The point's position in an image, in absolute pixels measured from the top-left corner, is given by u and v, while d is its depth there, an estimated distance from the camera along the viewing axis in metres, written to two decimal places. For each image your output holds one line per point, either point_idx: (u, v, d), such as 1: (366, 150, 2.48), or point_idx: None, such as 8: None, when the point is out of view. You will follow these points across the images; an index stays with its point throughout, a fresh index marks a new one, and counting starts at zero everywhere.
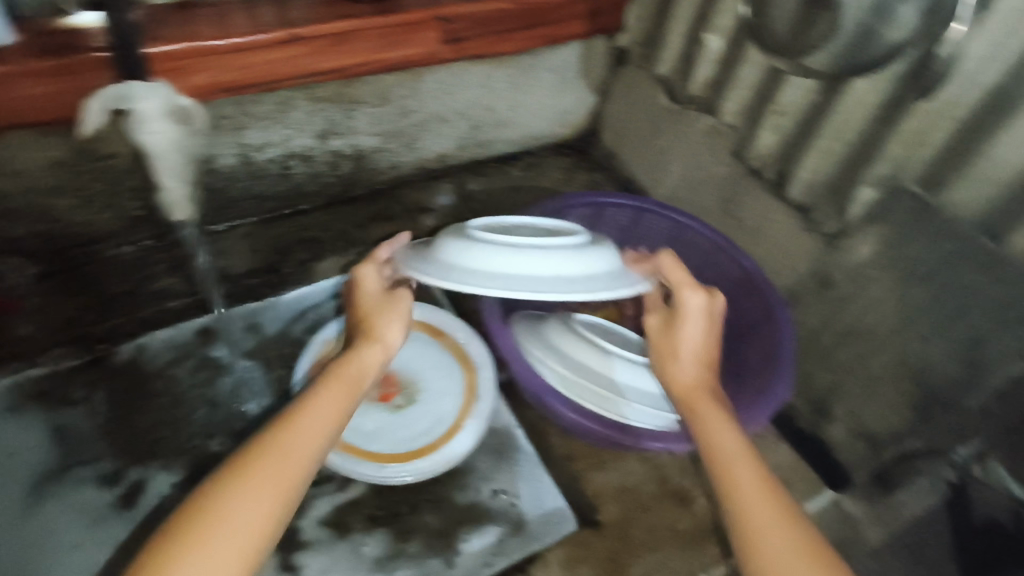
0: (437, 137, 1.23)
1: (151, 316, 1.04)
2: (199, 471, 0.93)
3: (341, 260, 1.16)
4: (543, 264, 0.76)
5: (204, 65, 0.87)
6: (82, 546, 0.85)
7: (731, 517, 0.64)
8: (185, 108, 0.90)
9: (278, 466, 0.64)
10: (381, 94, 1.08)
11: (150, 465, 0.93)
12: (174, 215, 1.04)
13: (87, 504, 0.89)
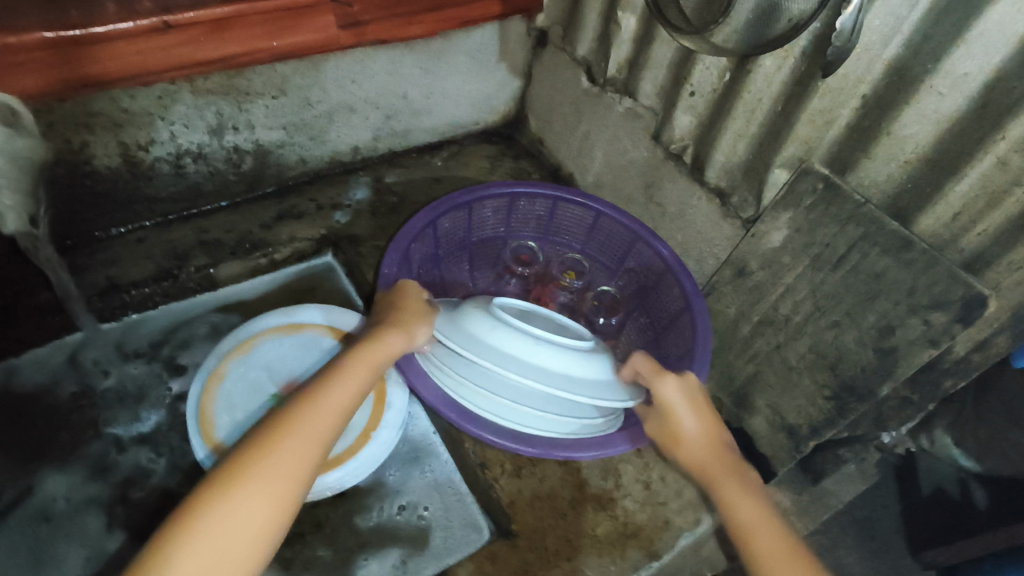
0: (348, 129, 1.16)
1: (32, 334, 0.95)
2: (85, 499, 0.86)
3: (246, 264, 1.07)
4: (557, 360, 0.77)
5: (60, 58, 0.78)
6: None
7: None
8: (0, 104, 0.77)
9: (294, 450, 0.64)
10: (276, 84, 1.01)
11: (30, 495, 0.86)
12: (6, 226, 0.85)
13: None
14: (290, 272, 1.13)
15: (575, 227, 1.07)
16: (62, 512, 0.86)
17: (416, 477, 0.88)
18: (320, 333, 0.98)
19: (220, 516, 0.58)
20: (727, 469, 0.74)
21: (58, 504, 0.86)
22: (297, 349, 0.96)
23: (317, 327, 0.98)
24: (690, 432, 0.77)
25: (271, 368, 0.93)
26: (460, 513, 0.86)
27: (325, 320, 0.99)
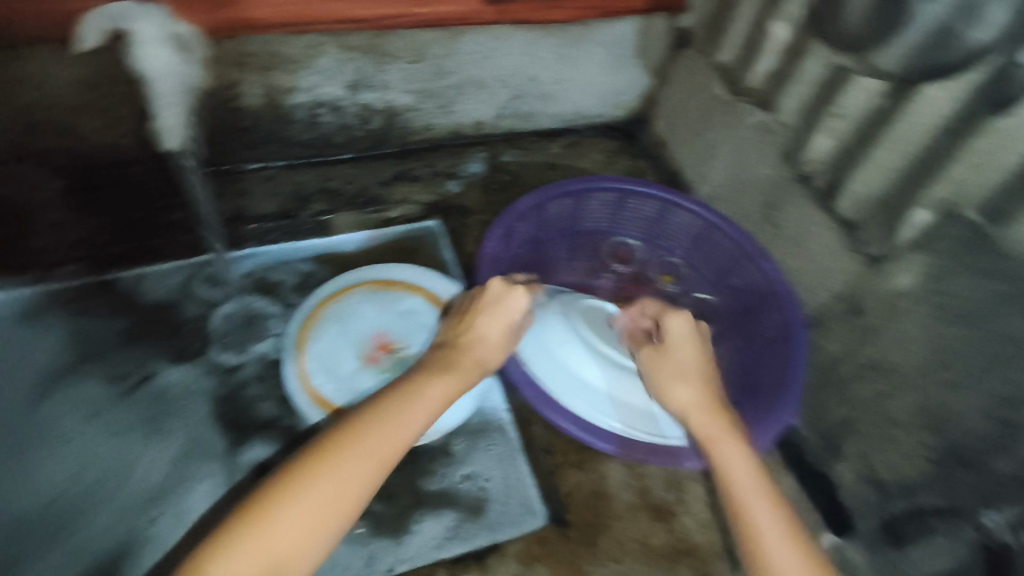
0: (475, 103, 1.18)
1: (165, 246, 1.03)
2: (183, 403, 0.93)
3: (358, 217, 1.14)
4: (627, 384, 0.85)
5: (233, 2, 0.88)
6: (65, 456, 0.87)
7: (748, 558, 0.64)
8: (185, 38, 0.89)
9: (364, 455, 0.65)
10: (415, 49, 1.04)
11: (139, 389, 0.93)
12: (166, 144, 0.99)
13: (82, 408, 0.90)
14: (395, 231, 1.13)
15: (683, 233, 1.04)
16: (165, 405, 0.92)
17: (480, 450, 0.88)
18: (414, 293, 1.02)
19: (283, 512, 0.59)
20: (718, 419, 0.73)
21: (160, 398, 0.92)
22: (389, 303, 1.00)
23: (412, 287, 1.02)
24: (679, 375, 0.77)
25: (364, 316, 0.98)
26: (518, 494, 0.85)
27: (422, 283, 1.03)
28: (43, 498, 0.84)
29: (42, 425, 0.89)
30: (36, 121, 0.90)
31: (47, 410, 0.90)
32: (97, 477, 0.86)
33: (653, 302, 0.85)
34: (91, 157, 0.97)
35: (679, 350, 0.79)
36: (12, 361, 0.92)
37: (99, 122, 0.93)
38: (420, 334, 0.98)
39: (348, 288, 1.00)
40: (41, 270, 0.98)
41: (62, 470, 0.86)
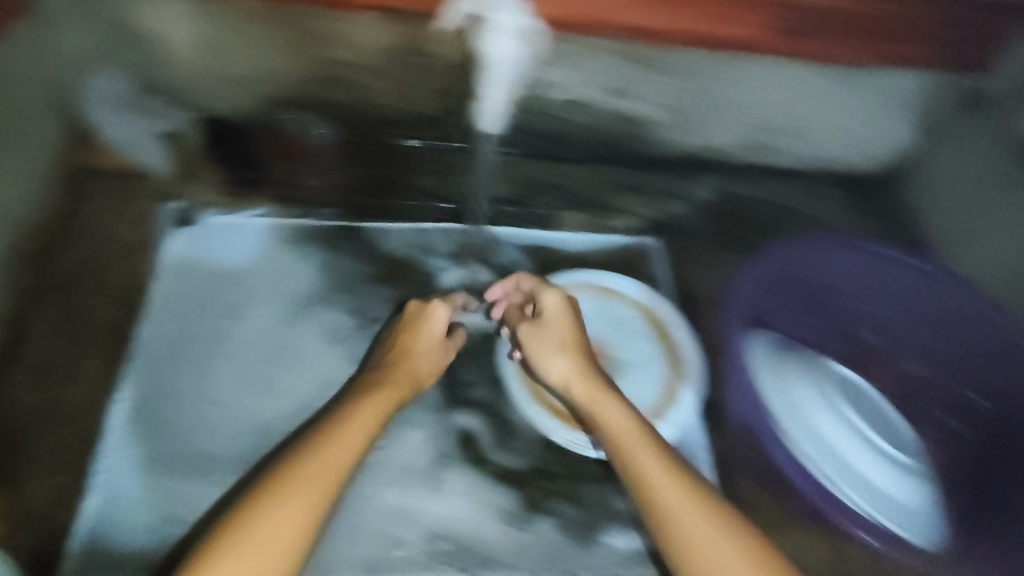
0: (718, 129, 1.12)
1: (410, 209, 1.10)
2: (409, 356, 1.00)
3: (584, 218, 1.16)
4: (866, 460, 0.91)
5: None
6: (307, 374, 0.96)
7: None
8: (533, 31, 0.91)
9: (327, 455, 0.71)
10: (687, 71, 1.00)
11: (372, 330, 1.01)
12: (485, 127, 1.03)
13: (323, 335, 1.00)
14: (612, 239, 1.18)
15: (936, 315, 0.95)
16: None
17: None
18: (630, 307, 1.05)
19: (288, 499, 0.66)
20: (643, 436, 0.78)
21: None
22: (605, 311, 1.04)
23: (628, 301, 1.05)
24: (554, 350, 0.88)
25: (581, 319, 1.03)
26: None
27: (639, 299, 1.05)
28: (285, 409, 0.93)
29: (297, 345, 0.98)
30: (341, 78, 1.00)
31: (293, 332, 0.99)
32: (329, 403, 0.94)
33: (528, 278, 0.98)
34: (366, 115, 1.03)
35: (550, 325, 0.91)
36: (283, 280, 1.04)
37: (389, 84, 1.02)
38: (636, 352, 1.01)
39: (570, 288, 1.05)
40: (308, 206, 1.08)
41: (302, 389, 0.94)
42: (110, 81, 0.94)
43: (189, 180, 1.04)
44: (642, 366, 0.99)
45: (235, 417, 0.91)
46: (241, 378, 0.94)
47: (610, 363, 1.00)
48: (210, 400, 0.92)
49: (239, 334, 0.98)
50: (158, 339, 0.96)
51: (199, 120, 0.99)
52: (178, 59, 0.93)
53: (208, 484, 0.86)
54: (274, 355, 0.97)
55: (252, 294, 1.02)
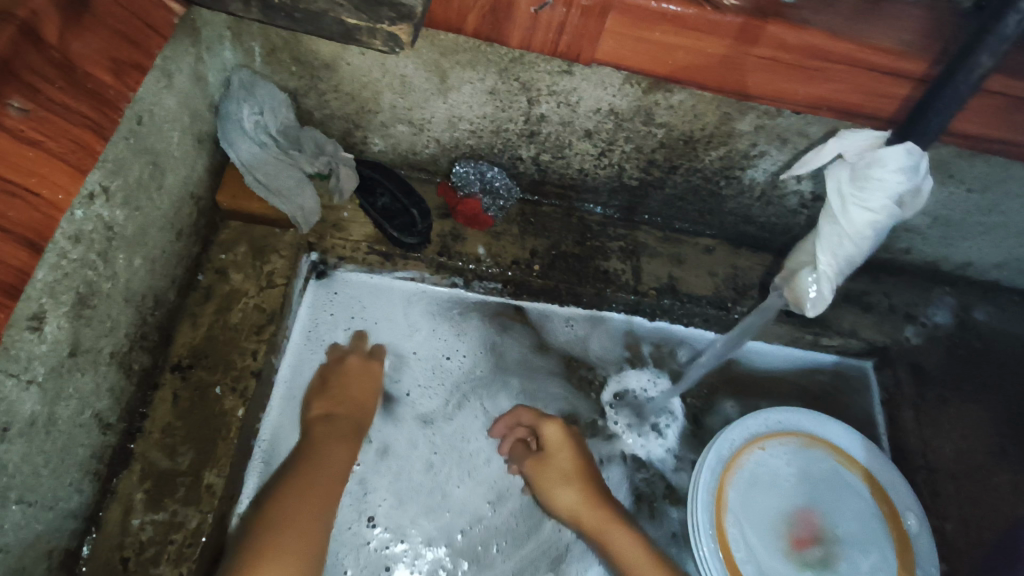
0: (985, 247, 0.90)
1: (585, 296, 0.88)
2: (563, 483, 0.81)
3: (791, 333, 0.90)
4: None
5: (834, 77, 0.63)
6: (460, 499, 0.79)
7: None
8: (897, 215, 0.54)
9: (300, 505, 0.65)
10: (985, 183, 0.79)
11: None
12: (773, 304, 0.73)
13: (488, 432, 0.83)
14: (816, 357, 0.95)
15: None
16: None
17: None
18: (849, 469, 0.81)
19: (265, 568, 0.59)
20: (568, 490, 0.75)
21: None
22: (813, 469, 0.81)
23: (846, 459, 0.82)
24: (598, 520, 0.73)
25: (783, 480, 0.80)
26: None
27: (865, 459, 0.82)
28: (452, 526, 0.77)
29: (449, 456, 0.81)
30: (537, 132, 0.79)
31: (452, 428, 0.82)
32: (503, 521, 0.79)
33: (526, 409, 0.82)
34: (556, 177, 0.87)
35: (555, 455, 0.77)
36: (434, 364, 0.85)
37: (592, 148, 0.81)
38: (852, 529, 0.77)
39: (768, 434, 0.81)
40: (462, 276, 0.87)
41: (467, 502, 0.79)
42: (265, 113, 0.76)
43: (336, 230, 0.83)
44: (871, 553, 0.76)
45: (393, 545, 0.75)
46: (396, 492, 0.77)
47: (829, 548, 0.76)
48: (359, 517, 0.75)
49: (388, 432, 0.81)
50: (294, 433, 0.78)
51: (359, 167, 0.85)
52: (357, 93, 0.76)
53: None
54: (434, 460, 0.80)
55: (401, 373, 0.84)
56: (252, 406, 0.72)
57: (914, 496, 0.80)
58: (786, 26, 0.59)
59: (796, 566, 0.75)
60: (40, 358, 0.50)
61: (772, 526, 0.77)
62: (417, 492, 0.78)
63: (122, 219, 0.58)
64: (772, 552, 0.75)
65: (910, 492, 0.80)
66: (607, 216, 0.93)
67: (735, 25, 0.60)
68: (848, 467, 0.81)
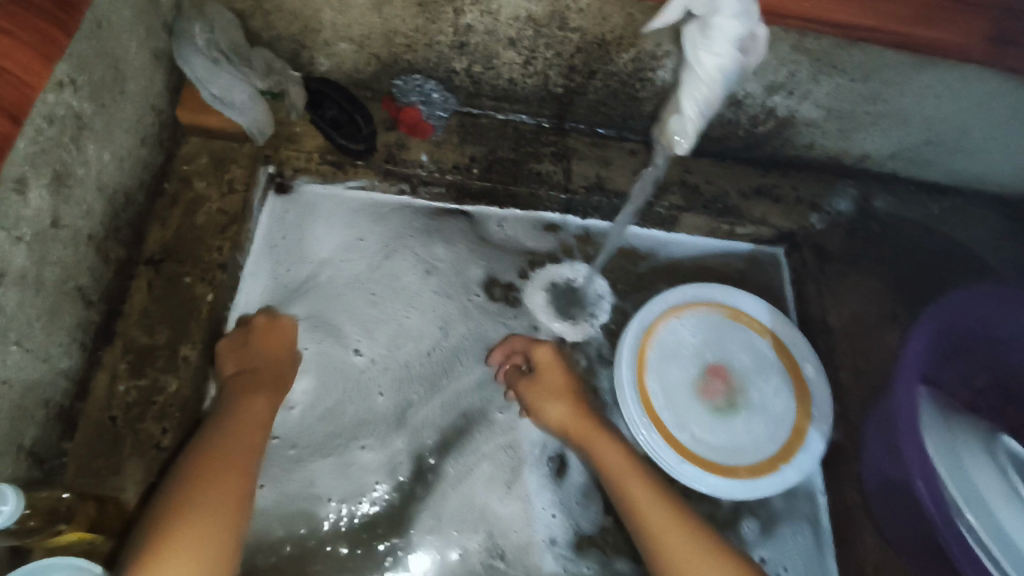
0: (878, 137, 1.01)
1: (521, 196, 0.97)
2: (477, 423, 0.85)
3: (709, 223, 1.01)
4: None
5: None
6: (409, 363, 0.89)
7: None
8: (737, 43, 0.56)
9: (217, 467, 0.63)
10: (866, 71, 0.88)
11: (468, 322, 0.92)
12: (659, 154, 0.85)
13: (418, 268, 0.94)
14: (732, 246, 1.05)
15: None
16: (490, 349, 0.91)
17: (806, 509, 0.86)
18: (745, 322, 0.93)
19: (188, 519, 0.57)
20: (557, 406, 0.81)
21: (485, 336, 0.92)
22: (716, 331, 0.92)
23: (741, 315, 0.93)
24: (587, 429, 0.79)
25: (696, 345, 0.91)
26: None
27: (768, 321, 0.93)
28: (420, 350, 0.90)
29: (399, 313, 0.91)
30: (468, 43, 0.88)
31: (386, 266, 0.94)
32: (442, 358, 0.90)
33: (520, 336, 0.88)
34: (489, 89, 0.96)
35: (545, 375, 0.83)
36: (381, 241, 0.95)
37: (518, 57, 0.90)
38: (750, 367, 0.90)
39: (681, 307, 0.92)
40: (410, 185, 0.96)
41: (422, 329, 0.91)
42: (215, 32, 0.82)
43: (289, 143, 0.91)
44: (771, 380, 0.89)
45: (375, 370, 0.87)
46: (363, 326, 0.89)
47: (736, 394, 0.88)
48: (347, 353, 0.87)
49: (340, 300, 0.90)
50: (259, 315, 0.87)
51: (308, 83, 0.92)
52: (300, 11, 0.84)
53: (356, 445, 0.83)
54: (373, 299, 0.91)
55: (348, 257, 0.93)
56: (221, 294, 0.82)
57: (797, 337, 0.91)
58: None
59: (707, 412, 0.86)
60: (26, 222, 0.58)
61: (686, 383, 0.88)
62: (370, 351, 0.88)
63: (90, 113, 0.66)
64: (685, 398, 0.87)
65: (802, 341, 0.91)
66: (539, 125, 1.02)
67: None
68: (743, 321, 0.93)
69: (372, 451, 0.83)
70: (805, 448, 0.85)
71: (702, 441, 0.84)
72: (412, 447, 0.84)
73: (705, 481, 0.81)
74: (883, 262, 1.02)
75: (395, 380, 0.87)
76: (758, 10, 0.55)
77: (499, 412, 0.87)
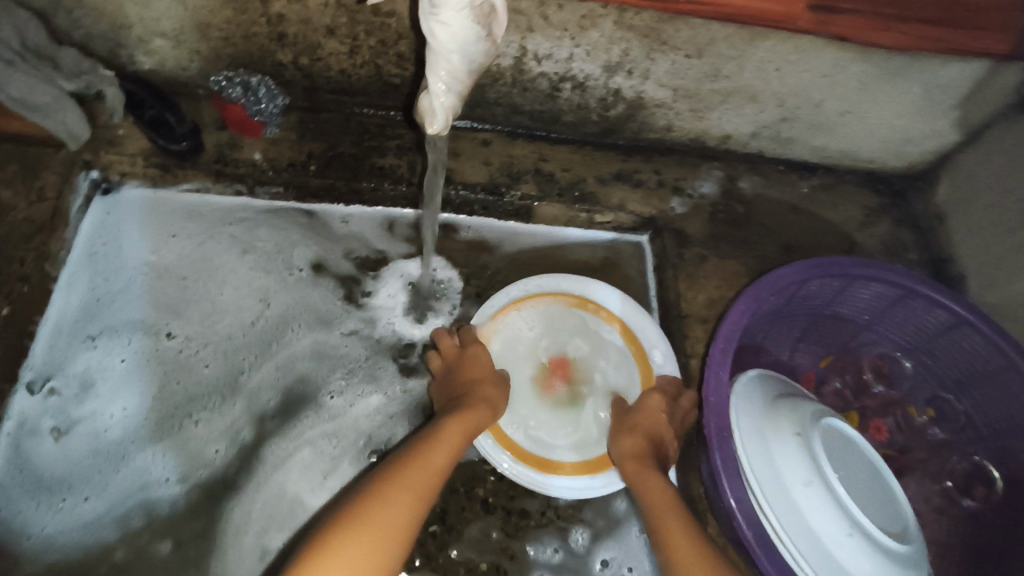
0: (735, 116, 0.98)
1: (364, 193, 0.94)
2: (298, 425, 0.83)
3: (565, 211, 0.98)
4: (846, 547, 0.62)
5: None
6: (235, 359, 0.86)
7: None
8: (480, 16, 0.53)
9: (403, 492, 0.61)
10: (700, 45, 0.85)
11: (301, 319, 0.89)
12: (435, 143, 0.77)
13: (233, 248, 0.91)
14: (595, 235, 1.02)
15: (958, 370, 0.78)
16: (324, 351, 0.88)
17: None
18: (575, 302, 0.91)
19: (358, 535, 0.56)
20: (623, 442, 0.77)
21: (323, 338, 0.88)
22: (560, 323, 0.89)
23: (587, 301, 0.91)
24: (616, 430, 0.79)
25: (535, 341, 0.88)
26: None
27: (618, 309, 0.90)
28: (242, 321, 0.88)
29: (214, 291, 0.89)
30: (287, 33, 0.84)
31: (197, 252, 0.90)
32: (260, 330, 0.88)
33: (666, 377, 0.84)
34: (323, 82, 0.92)
35: (642, 420, 0.79)
36: (204, 232, 0.92)
37: (342, 46, 0.86)
38: (586, 351, 0.89)
39: (518, 301, 0.89)
40: (245, 184, 0.92)
41: (239, 303, 0.89)
42: (6, 29, 0.77)
43: (110, 146, 0.87)
44: (621, 367, 0.88)
45: (190, 348, 0.85)
46: (170, 310, 0.87)
47: (578, 386, 0.86)
48: (157, 337, 0.85)
49: (155, 295, 0.87)
50: (63, 330, 0.82)
51: (123, 82, 0.87)
52: (101, 7, 0.81)
53: (187, 420, 0.82)
54: (186, 283, 0.89)
55: (165, 253, 0.89)
56: (20, 306, 0.78)
57: (630, 307, 0.90)
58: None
59: (548, 408, 0.84)
60: None
61: (522, 381, 0.85)
62: (187, 338, 0.86)
63: None
64: (523, 395, 0.84)
65: (644, 320, 0.89)
66: (387, 117, 0.98)
67: None
68: (586, 306, 0.90)
69: (205, 424, 0.82)
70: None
71: (541, 441, 0.82)
72: (251, 410, 0.83)
73: (559, 486, 0.79)
74: (747, 244, 0.99)
75: (215, 371, 0.85)
76: None
77: (329, 398, 0.85)
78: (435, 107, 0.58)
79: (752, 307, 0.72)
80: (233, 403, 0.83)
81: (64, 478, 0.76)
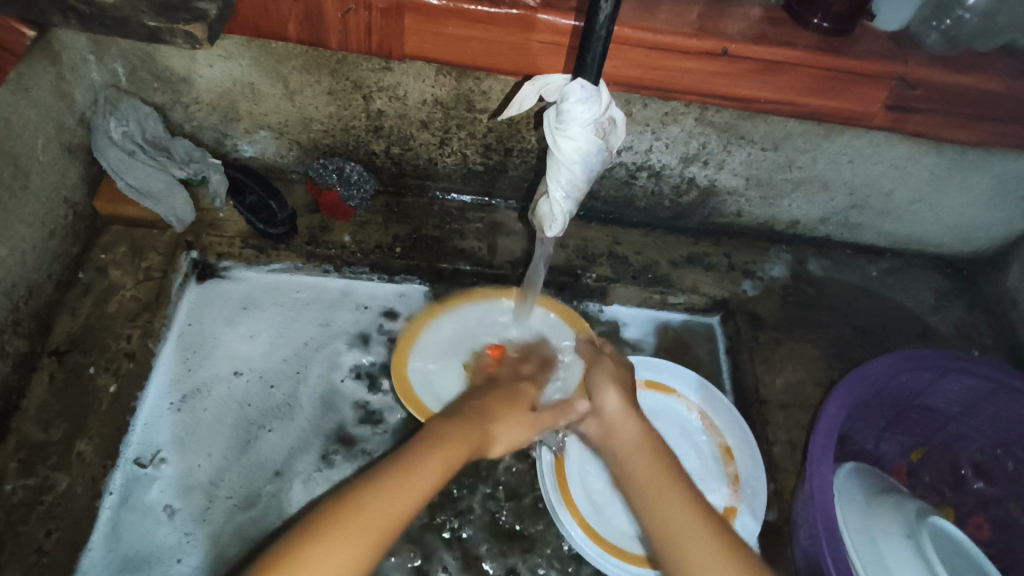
0: (805, 203, 1.00)
1: (446, 274, 0.97)
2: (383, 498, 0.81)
3: (639, 293, 1.00)
4: None
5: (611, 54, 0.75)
6: (310, 394, 0.88)
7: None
8: (604, 126, 0.61)
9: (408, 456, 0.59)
10: (777, 138, 0.89)
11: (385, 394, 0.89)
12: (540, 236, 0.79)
13: (307, 300, 0.95)
14: (668, 316, 1.03)
15: None
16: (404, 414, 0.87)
17: None
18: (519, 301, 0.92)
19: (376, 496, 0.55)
20: (607, 395, 0.74)
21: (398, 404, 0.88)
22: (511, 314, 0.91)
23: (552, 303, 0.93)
24: (604, 382, 0.76)
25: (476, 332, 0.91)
26: None
27: (696, 396, 0.90)
28: (314, 353, 0.91)
29: (293, 338, 0.92)
30: (384, 127, 0.90)
31: (274, 307, 0.94)
32: (334, 362, 0.90)
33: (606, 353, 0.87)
34: (410, 169, 0.97)
35: (623, 373, 0.77)
36: (282, 296, 0.95)
37: (433, 138, 0.91)
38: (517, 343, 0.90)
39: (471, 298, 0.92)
40: (331, 264, 0.96)
41: (313, 337, 0.92)
42: (131, 124, 0.86)
43: (211, 229, 0.91)
44: (702, 448, 0.87)
45: (269, 388, 0.87)
46: (252, 360, 0.89)
47: None
48: (240, 383, 0.87)
49: (240, 344, 0.90)
50: (155, 399, 0.84)
51: (227, 170, 0.93)
52: (216, 103, 0.87)
53: (267, 439, 0.83)
54: (266, 334, 0.91)
55: (251, 313, 0.93)
56: (126, 383, 0.81)
57: (711, 398, 0.89)
58: (555, 13, 0.70)
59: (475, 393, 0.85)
60: None
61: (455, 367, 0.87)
62: (270, 382, 0.88)
63: None
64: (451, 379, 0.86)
65: (728, 410, 0.88)
66: (467, 203, 1.02)
67: (521, 18, 0.70)
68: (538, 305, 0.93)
69: (286, 440, 0.84)
70: (741, 523, 0.80)
71: (605, 517, 0.81)
72: (329, 435, 0.85)
73: (610, 563, 0.76)
74: (821, 327, 1.00)
75: (293, 409, 0.86)
76: (605, 95, 0.59)
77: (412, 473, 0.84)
78: (553, 213, 0.66)
79: (846, 401, 0.74)
80: (304, 419, 0.85)
81: (169, 534, 0.76)
